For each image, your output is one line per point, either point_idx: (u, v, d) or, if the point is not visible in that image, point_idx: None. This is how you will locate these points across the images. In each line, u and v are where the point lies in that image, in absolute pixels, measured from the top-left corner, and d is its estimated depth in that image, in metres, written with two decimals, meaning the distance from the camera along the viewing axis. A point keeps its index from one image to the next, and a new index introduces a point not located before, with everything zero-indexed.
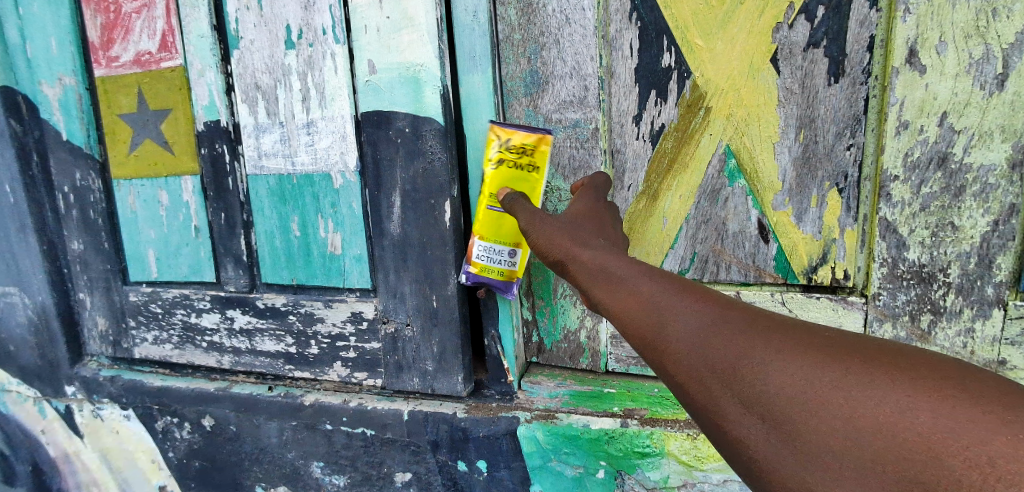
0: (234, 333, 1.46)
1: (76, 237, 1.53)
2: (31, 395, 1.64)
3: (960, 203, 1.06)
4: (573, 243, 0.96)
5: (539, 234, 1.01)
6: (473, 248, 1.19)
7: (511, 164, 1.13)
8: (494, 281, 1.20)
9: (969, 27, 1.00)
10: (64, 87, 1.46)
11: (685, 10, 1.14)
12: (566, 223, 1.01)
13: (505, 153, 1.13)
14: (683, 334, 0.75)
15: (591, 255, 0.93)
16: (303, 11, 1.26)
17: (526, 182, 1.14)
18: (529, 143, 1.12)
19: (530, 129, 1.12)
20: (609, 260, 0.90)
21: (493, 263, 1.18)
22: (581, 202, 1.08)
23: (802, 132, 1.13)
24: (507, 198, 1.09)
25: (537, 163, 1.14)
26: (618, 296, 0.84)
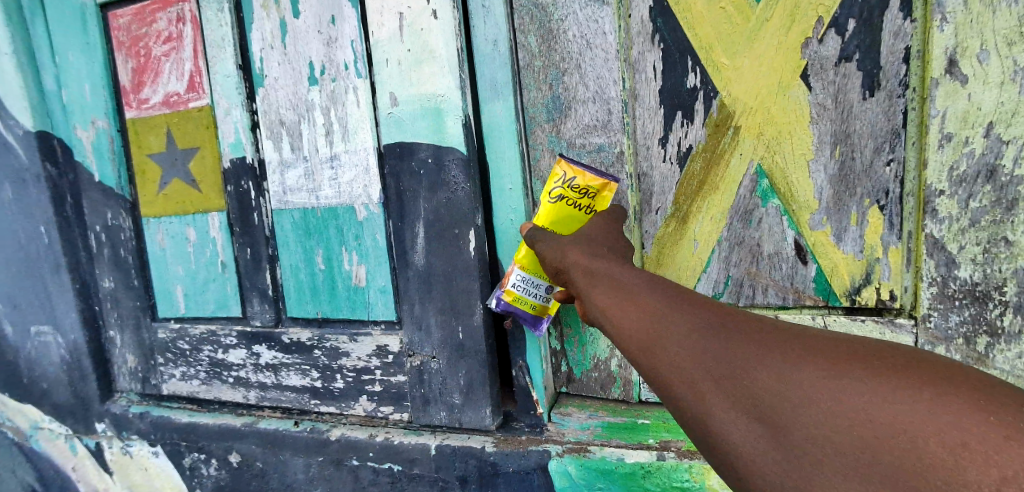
0: (260, 368, 1.45)
1: (108, 275, 1.55)
2: (63, 433, 1.65)
3: (1013, 217, 1.00)
4: (580, 253, 0.96)
5: (552, 253, 1.00)
6: (511, 274, 1.13)
7: (567, 203, 1.06)
8: (524, 314, 1.14)
9: (1011, 33, 0.96)
10: (97, 130, 1.49)
11: (709, 30, 1.11)
12: (577, 238, 1.00)
13: (568, 191, 1.06)
14: (688, 338, 0.74)
15: (595, 263, 0.92)
16: (326, 48, 1.27)
17: (577, 222, 1.08)
18: (595, 185, 1.06)
19: (599, 173, 1.06)
20: (613, 268, 0.89)
21: (525, 294, 1.13)
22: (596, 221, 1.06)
23: (838, 148, 1.09)
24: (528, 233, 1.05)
25: (595, 207, 1.07)
26: (619, 302, 0.84)
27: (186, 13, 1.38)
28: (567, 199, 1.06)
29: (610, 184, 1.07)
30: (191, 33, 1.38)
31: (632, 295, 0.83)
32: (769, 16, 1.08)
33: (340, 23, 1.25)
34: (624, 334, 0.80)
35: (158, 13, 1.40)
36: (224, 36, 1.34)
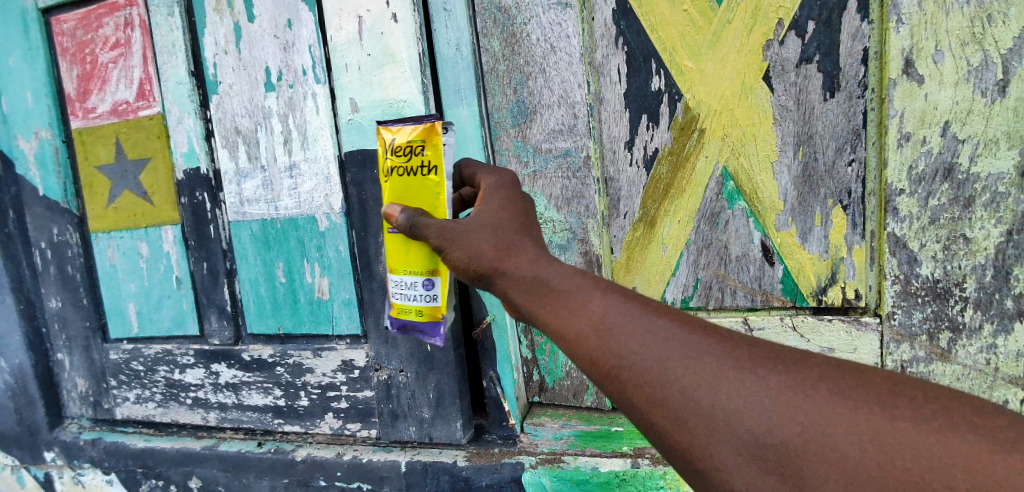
0: (220, 388, 1.40)
1: (55, 294, 1.48)
2: (9, 463, 1.56)
3: (971, 214, 1.02)
4: (496, 251, 0.79)
5: (452, 247, 0.83)
6: (389, 285, 0.99)
7: (399, 172, 0.93)
8: (416, 325, 0.99)
9: (964, 34, 0.98)
10: (40, 141, 1.42)
11: (672, 32, 1.11)
12: (479, 224, 0.82)
13: (395, 162, 0.94)
14: (668, 368, 0.66)
15: (524, 263, 0.77)
16: (282, 53, 1.24)
17: (426, 187, 0.92)
18: (420, 136, 0.92)
19: (414, 120, 0.93)
20: (555, 271, 0.75)
21: (409, 303, 0.97)
22: (486, 189, 0.88)
23: (801, 149, 1.09)
24: (401, 220, 0.90)
25: (433, 161, 0.92)
26: (574, 321, 0.71)
27: (135, 17, 1.32)
28: (399, 165, 0.94)
29: (435, 125, 0.91)
30: (140, 39, 1.33)
31: (590, 314, 0.71)
32: (731, 18, 1.08)
33: (296, 27, 1.22)
34: (587, 359, 0.70)
35: (105, 18, 1.34)
36: (175, 41, 1.29)
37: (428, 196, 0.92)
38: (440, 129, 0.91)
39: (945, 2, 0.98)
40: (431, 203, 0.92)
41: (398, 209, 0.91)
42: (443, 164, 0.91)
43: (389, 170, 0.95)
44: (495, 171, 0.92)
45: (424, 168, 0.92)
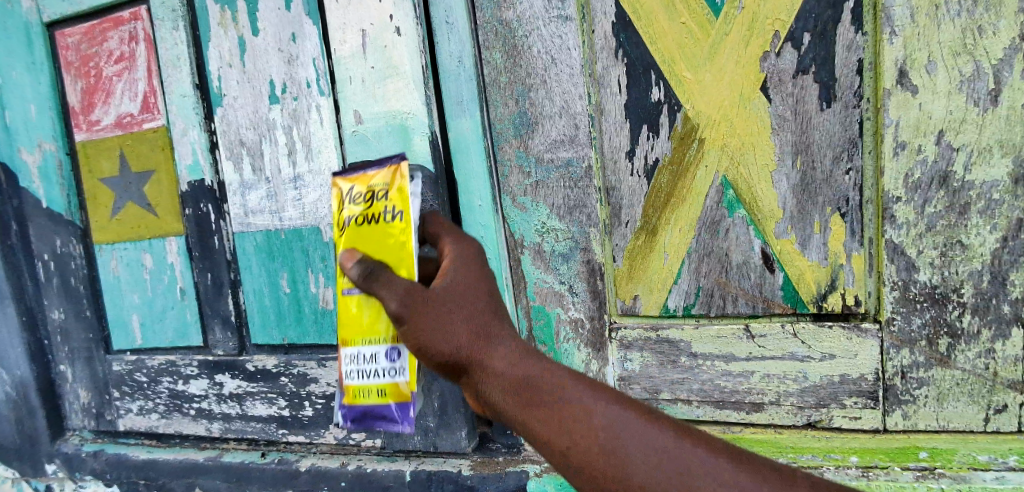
0: (224, 399, 1.40)
1: (57, 306, 1.48)
2: (10, 476, 1.56)
3: (966, 221, 1.04)
4: (478, 344, 0.81)
5: (419, 323, 0.82)
6: (347, 366, 0.98)
7: (358, 220, 0.95)
8: (375, 407, 0.96)
9: (956, 45, 1.00)
10: (44, 153, 1.43)
11: (671, 44, 1.13)
12: (455, 308, 0.82)
13: (353, 209, 0.96)
14: (660, 472, 0.73)
15: (509, 360, 0.81)
16: (286, 66, 1.25)
17: (387, 232, 0.93)
18: (383, 181, 0.95)
19: (378, 165, 0.96)
20: (548, 374, 0.79)
21: (368, 380, 0.96)
22: (453, 255, 0.87)
23: (799, 158, 1.10)
24: (356, 274, 0.88)
25: (390, 204, 0.93)
26: (572, 432, 0.76)
27: (139, 31, 1.34)
28: (361, 213, 0.95)
29: (400, 166, 0.93)
30: (144, 52, 1.34)
31: (589, 425, 0.76)
32: (729, 30, 1.10)
33: (300, 40, 1.23)
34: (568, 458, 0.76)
35: (109, 32, 1.36)
36: (179, 55, 1.31)
37: (388, 242, 0.92)
38: (405, 170, 0.93)
39: (937, 14, 1.00)
40: (388, 246, 0.92)
41: (352, 257, 0.90)
42: (406, 208, 0.92)
43: (349, 219, 0.96)
44: (457, 233, 0.91)
45: (381, 213, 0.94)
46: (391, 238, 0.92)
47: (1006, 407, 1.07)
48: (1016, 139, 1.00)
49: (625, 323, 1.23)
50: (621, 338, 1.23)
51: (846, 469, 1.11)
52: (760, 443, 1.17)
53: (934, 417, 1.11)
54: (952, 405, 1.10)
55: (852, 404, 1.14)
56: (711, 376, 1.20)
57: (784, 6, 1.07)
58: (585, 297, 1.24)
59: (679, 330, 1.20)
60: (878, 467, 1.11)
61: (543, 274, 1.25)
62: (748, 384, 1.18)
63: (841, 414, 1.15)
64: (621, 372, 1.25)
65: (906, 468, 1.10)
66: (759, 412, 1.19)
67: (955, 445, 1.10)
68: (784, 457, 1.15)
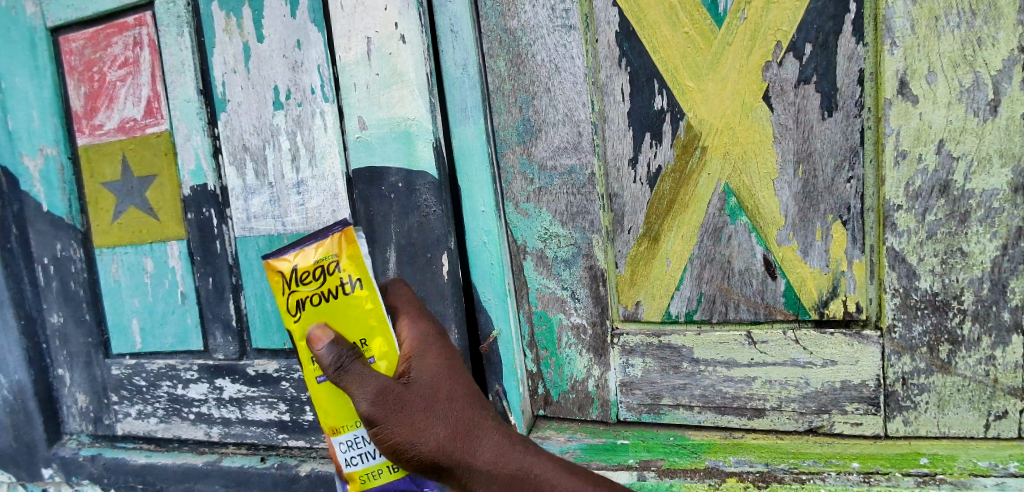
0: (224, 403, 1.40)
1: (56, 310, 1.47)
2: (5, 481, 1.55)
3: (967, 229, 1.05)
4: (462, 442, 0.94)
5: (397, 424, 0.89)
6: (337, 452, 0.93)
7: (313, 299, 0.89)
8: (388, 485, 0.94)
9: (956, 56, 1.01)
10: (45, 158, 1.43)
11: (674, 53, 1.13)
12: (432, 408, 0.93)
13: (302, 290, 0.89)
14: None
15: (492, 454, 0.96)
16: (291, 72, 1.26)
17: (353, 302, 0.90)
18: (331, 251, 0.90)
19: (318, 237, 0.90)
20: (526, 463, 0.97)
21: (375, 460, 0.93)
22: (413, 344, 0.95)
23: (801, 167, 1.11)
24: (330, 363, 0.87)
25: (347, 272, 0.90)
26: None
27: (144, 37, 1.34)
28: (317, 291, 0.89)
29: (346, 232, 0.91)
30: (148, 58, 1.34)
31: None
32: (731, 40, 1.11)
33: (305, 47, 1.24)
34: None
35: (113, 38, 1.36)
36: (183, 61, 1.31)
37: (359, 315, 0.90)
38: (352, 235, 0.91)
39: (937, 26, 1.01)
40: (359, 320, 0.90)
41: (323, 341, 0.87)
42: (364, 273, 0.91)
43: (304, 301, 0.89)
44: (414, 311, 1.00)
45: (338, 285, 0.90)
46: (359, 310, 0.90)
47: (1006, 414, 1.09)
48: (1015, 148, 1.02)
49: (627, 330, 1.24)
50: (623, 344, 1.24)
51: (848, 475, 1.11)
52: (762, 448, 1.17)
53: (935, 423, 1.12)
54: (953, 411, 1.11)
55: (854, 410, 1.15)
56: (713, 382, 1.20)
57: (786, 16, 1.08)
58: (587, 303, 1.24)
59: (682, 336, 1.20)
60: (880, 473, 1.10)
61: (545, 280, 1.26)
62: (750, 390, 1.19)
63: (842, 420, 1.16)
64: (623, 378, 1.25)
65: (907, 474, 1.10)
66: (761, 417, 1.20)
67: (955, 451, 1.11)
68: (785, 462, 1.15)
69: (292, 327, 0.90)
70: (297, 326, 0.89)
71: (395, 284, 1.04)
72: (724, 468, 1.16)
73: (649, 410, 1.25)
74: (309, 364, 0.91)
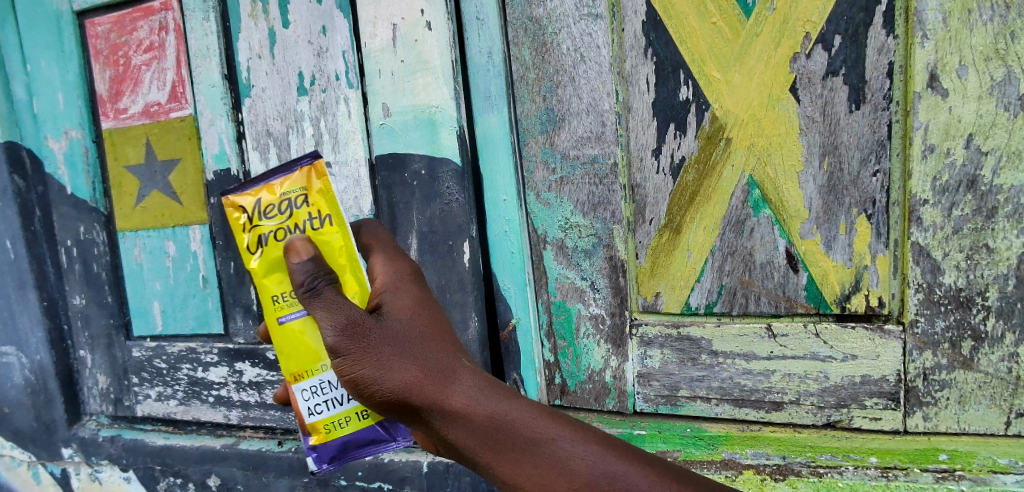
0: (243, 387, 1.41)
1: (79, 292, 1.49)
2: (24, 460, 1.56)
3: (993, 224, 1.05)
4: (435, 381, 0.82)
5: (363, 356, 0.82)
6: (298, 400, 0.91)
7: (276, 234, 0.87)
8: (355, 435, 0.91)
9: (987, 50, 1.01)
10: (70, 141, 1.44)
11: (701, 44, 1.13)
12: (402, 343, 0.83)
13: (267, 225, 0.87)
14: None
15: (470, 399, 0.82)
16: (316, 58, 1.26)
17: (320, 238, 0.87)
18: (297, 185, 0.88)
19: (284, 171, 0.88)
20: (514, 411, 0.82)
21: (341, 407, 0.90)
22: (386, 278, 0.88)
23: (826, 159, 1.11)
24: (302, 282, 0.84)
25: (313, 207, 0.88)
26: (545, 471, 0.80)
27: (170, 22, 1.35)
28: (281, 226, 0.87)
29: (316, 166, 0.89)
30: (174, 42, 1.35)
31: (561, 458, 0.80)
32: (759, 31, 1.10)
33: (330, 33, 1.24)
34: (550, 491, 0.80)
35: (139, 22, 1.37)
36: (209, 45, 1.32)
37: (330, 251, 0.87)
38: (323, 169, 0.89)
39: (970, 19, 1.01)
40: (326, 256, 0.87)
41: (299, 260, 0.84)
42: (335, 208, 0.88)
43: (266, 236, 0.87)
44: (388, 248, 0.92)
45: (305, 219, 0.87)
46: (326, 246, 0.87)
47: None
48: None
49: (646, 320, 1.24)
50: (642, 335, 1.24)
51: (866, 469, 1.11)
52: (780, 441, 1.17)
53: (956, 419, 1.12)
54: (974, 408, 1.10)
55: (873, 404, 1.15)
56: (731, 374, 1.20)
57: (815, 7, 1.07)
58: (606, 294, 1.24)
59: (701, 328, 1.20)
60: (898, 468, 1.11)
61: (565, 270, 1.26)
62: (768, 383, 1.19)
63: (861, 414, 1.16)
64: (640, 369, 1.25)
65: (926, 469, 1.10)
66: (779, 411, 1.19)
67: (976, 448, 1.10)
68: (802, 456, 1.15)
69: (253, 264, 0.88)
70: (259, 264, 0.88)
71: (369, 222, 0.95)
72: (741, 461, 1.16)
73: (666, 402, 1.25)
74: (273, 303, 0.88)
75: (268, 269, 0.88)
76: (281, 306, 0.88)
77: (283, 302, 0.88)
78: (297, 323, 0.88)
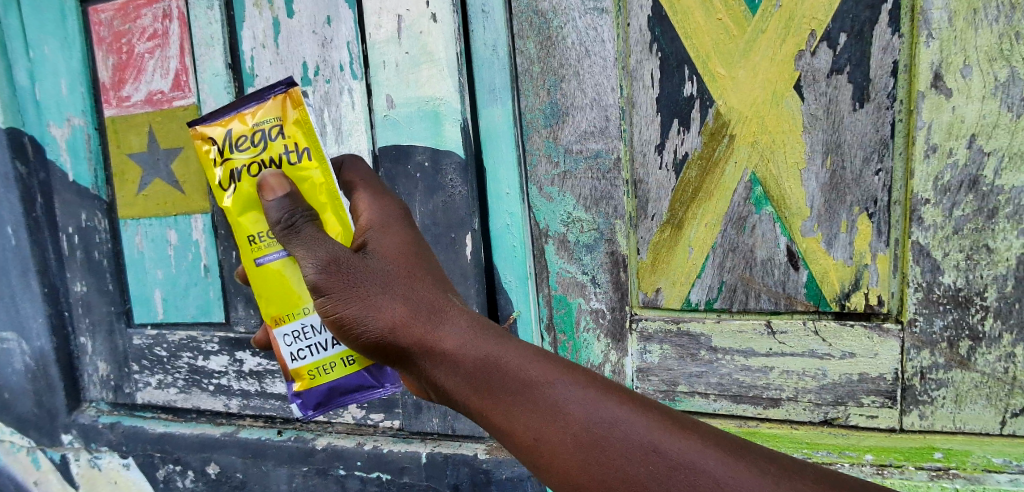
0: (244, 376, 1.42)
1: (80, 279, 1.49)
2: (24, 445, 1.56)
3: (994, 225, 1.05)
4: (424, 322, 0.79)
5: (347, 297, 0.81)
6: (282, 346, 0.92)
7: (251, 168, 0.88)
8: (342, 381, 0.92)
9: (992, 50, 1.01)
10: (73, 128, 1.44)
11: (706, 39, 1.13)
12: (388, 283, 0.81)
13: (240, 161, 0.88)
14: (651, 456, 0.69)
15: (459, 340, 0.77)
16: (320, 48, 1.26)
17: (297, 172, 0.88)
18: (271, 114, 0.88)
19: (257, 100, 0.89)
20: (508, 354, 0.76)
21: (325, 353, 0.91)
22: (372, 219, 0.87)
23: (829, 157, 1.11)
24: (279, 219, 0.84)
25: (289, 139, 0.88)
26: (536, 416, 0.73)
27: (174, 10, 1.34)
28: (254, 159, 0.88)
29: (290, 95, 0.88)
30: (178, 30, 1.35)
31: (554, 403, 0.72)
32: (766, 28, 1.10)
33: (335, 23, 1.24)
34: (541, 438, 0.72)
35: (143, 9, 1.36)
36: (213, 34, 1.32)
37: (310, 188, 0.88)
38: (297, 98, 0.88)
39: (975, 19, 1.01)
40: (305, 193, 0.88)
41: (273, 196, 0.84)
42: (311, 141, 0.88)
43: (239, 170, 0.88)
44: (374, 187, 0.92)
45: (281, 152, 0.88)
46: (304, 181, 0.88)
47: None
48: None
49: (646, 315, 1.24)
50: (642, 329, 1.24)
51: (861, 466, 1.13)
52: (777, 438, 1.18)
53: (952, 418, 1.13)
54: (970, 407, 1.11)
55: (870, 402, 1.15)
56: (730, 370, 1.21)
57: (821, 5, 1.07)
58: (607, 288, 1.25)
59: (701, 324, 1.21)
60: (893, 465, 1.13)
61: (567, 264, 1.26)
62: (767, 379, 1.19)
63: (858, 412, 1.16)
64: (640, 363, 1.26)
65: (921, 467, 1.12)
66: (776, 407, 1.20)
67: (971, 446, 1.11)
68: (798, 452, 1.17)
69: (227, 202, 0.89)
70: (234, 201, 0.89)
71: (351, 158, 0.97)
72: None
73: (664, 396, 1.25)
74: (249, 245, 0.89)
75: (244, 207, 0.89)
76: (259, 246, 0.89)
77: (261, 242, 0.89)
78: (275, 265, 0.89)
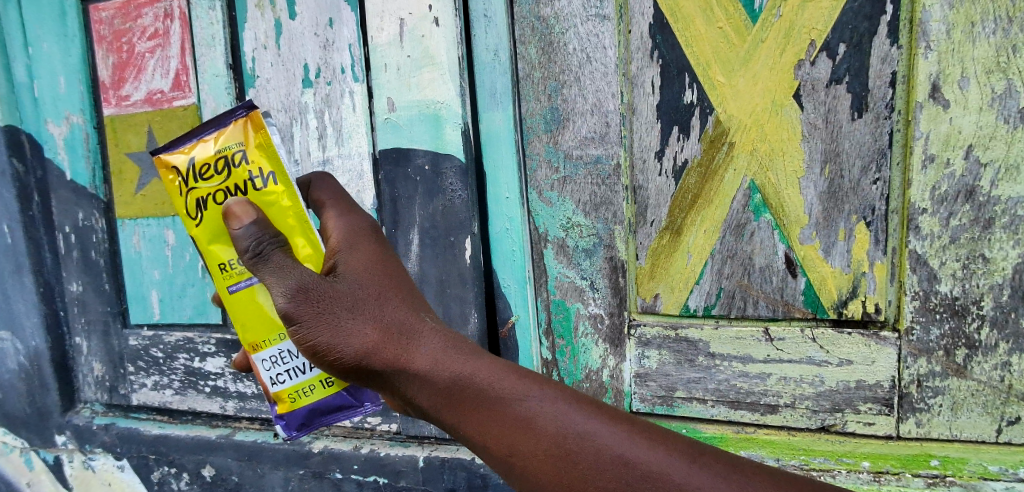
0: (239, 378, 1.42)
1: (75, 278, 1.48)
2: (17, 446, 1.55)
3: (990, 235, 1.06)
4: (397, 343, 0.78)
5: (317, 323, 0.79)
6: (259, 370, 0.91)
7: (217, 196, 0.87)
8: (323, 402, 0.91)
9: (990, 63, 1.02)
10: (71, 126, 1.43)
11: (707, 47, 1.14)
12: (358, 306, 0.80)
13: (205, 190, 0.87)
14: (623, 467, 0.70)
15: (432, 359, 0.77)
16: (322, 50, 1.27)
17: (265, 197, 0.86)
18: (234, 140, 0.87)
19: (217, 126, 0.88)
20: (480, 372, 0.76)
21: (303, 376, 0.90)
22: (341, 238, 0.85)
23: (827, 166, 1.12)
24: (247, 248, 0.82)
25: (253, 162, 0.87)
26: (510, 432, 0.74)
27: (174, 9, 1.34)
28: (220, 186, 0.87)
29: (251, 120, 0.88)
30: (179, 30, 1.34)
31: (526, 418, 0.73)
32: (765, 37, 1.11)
33: (337, 26, 1.25)
34: (516, 453, 0.73)
35: (143, 8, 1.35)
36: (214, 34, 1.32)
37: (277, 213, 0.86)
38: (258, 121, 0.88)
39: (973, 31, 1.02)
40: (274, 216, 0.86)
41: (240, 225, 0.83)
42: (276, 164, 0.87)
43: (205, 199, 0.87)
44: (342, 205, 0.90)
45: (245, 177, 0.86)
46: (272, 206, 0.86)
47: (1019, 420, 1.10)
48: None
49: (645, 321, 1.25)
50: (640, 335, 1.25)
51: (858, 473, 1.15)
52: (774, 445, 1.19)
53: (948, 426, 1.13)
54: (966, 415, 1.12)
55: (868, 410, 1.16)
56: (727, 376, 1.21)
57: (821, 15, 1.08)
58: (605, 293, 1.25)
59: (699, 330, 1.21)
60: (890, 472, 1.15)
61: (565, 268, 1.26)
62: (764, 386, 1.20)
63: (855, 419, 1.17)
64: (637, 369, 1.26)
65: (917, 474, 1.14)
66: (773, 414, 1.20)
67: (966, 454, 1.12)
68: (795, 459, 1.18)
69: (196, 231, 0.88)
70: (202, 228, 0.87)
71: (319, 176, 0.94)
72: None
73: (662, 402, 1.25)
74: (223, 273, 0.88)
75: (213, 235, 0.88)
76: (232, 273, 0.88)
77: (233, 269, 0.88)
78: (250, 291, 0.88)
